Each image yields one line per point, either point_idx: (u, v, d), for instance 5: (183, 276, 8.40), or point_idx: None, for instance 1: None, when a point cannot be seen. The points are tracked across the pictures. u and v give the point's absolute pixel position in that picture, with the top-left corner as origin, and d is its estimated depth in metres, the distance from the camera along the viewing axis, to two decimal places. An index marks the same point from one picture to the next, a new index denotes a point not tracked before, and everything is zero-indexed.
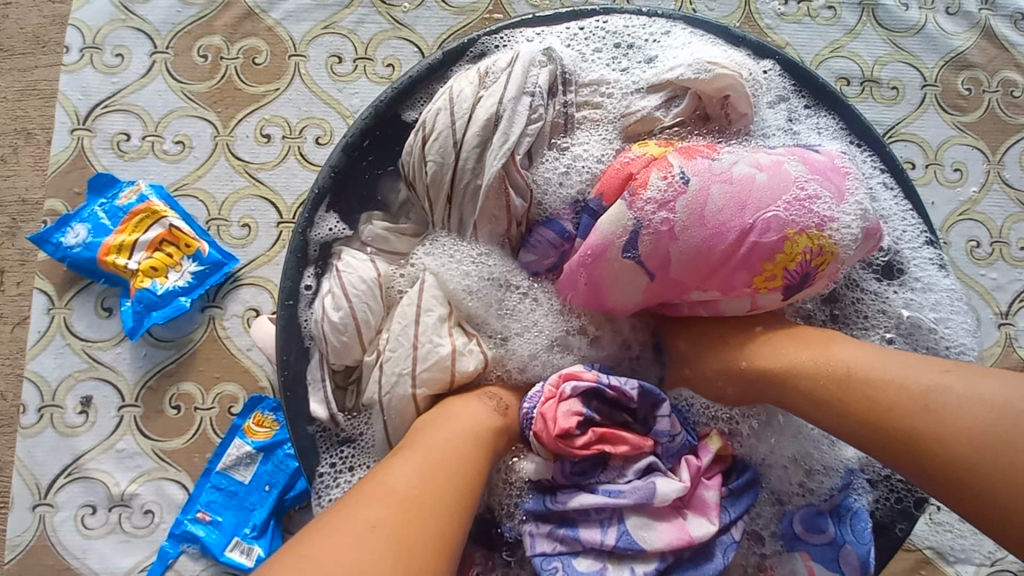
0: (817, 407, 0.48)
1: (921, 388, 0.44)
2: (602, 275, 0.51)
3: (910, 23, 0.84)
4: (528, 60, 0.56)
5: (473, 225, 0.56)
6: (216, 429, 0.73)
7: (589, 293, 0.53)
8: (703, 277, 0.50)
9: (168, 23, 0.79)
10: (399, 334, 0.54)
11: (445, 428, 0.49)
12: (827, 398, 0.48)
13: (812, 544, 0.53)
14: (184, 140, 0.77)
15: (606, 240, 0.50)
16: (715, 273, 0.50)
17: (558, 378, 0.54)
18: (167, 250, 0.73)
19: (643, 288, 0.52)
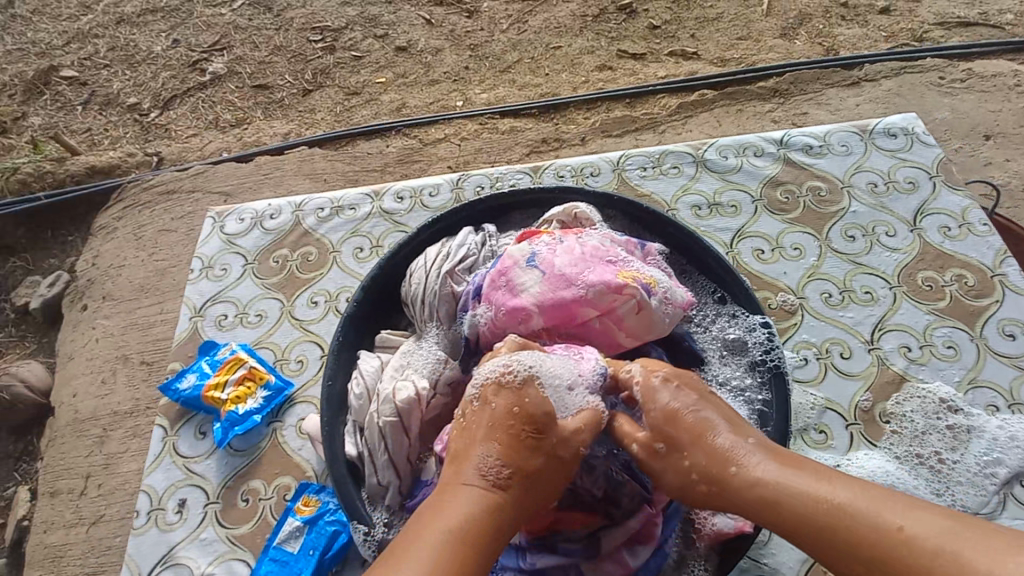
0: (816, 539, 0.58)
1: (928, 545, 0.53)
2: (511, 276, 0.83)
3: (732, 166, 1.26)
4: (468, 231, 0.97)
5: (437, 311, 0.90)
6: (273, 513, 0.95)
7: (503, 287, 0.83)
8: (574, 282, 0.81)
9: (255, 246, 1.26)
10: (393, 387, 0.82)
11: (449, 513, 0.61)
12: (821, 529, 0.58)
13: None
14: (262, 313, 1.16)
15: (515, 257, 0.85)
16: (583, 269, 0.81)
17: None
18: (248, 383, 1.05)
19: (539, 295, 0.81)
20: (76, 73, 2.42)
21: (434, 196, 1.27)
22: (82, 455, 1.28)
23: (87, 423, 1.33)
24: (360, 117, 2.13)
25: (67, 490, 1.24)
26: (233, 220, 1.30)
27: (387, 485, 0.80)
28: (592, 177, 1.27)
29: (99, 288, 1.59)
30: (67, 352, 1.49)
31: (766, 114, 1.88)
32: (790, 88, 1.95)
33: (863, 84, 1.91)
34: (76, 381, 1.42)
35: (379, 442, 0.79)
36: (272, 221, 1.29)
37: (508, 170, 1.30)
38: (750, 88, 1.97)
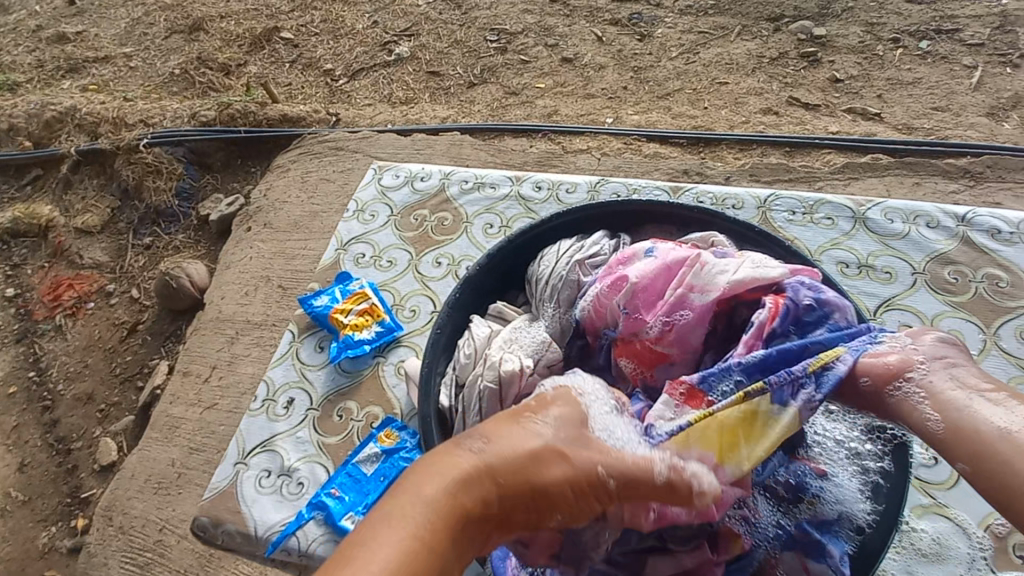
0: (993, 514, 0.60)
1: None
2: (620, 263, 0.89)
3: (896, 231, 1.15)
4: (603, 234, 1.01)
5: (558, 296, 0.94)
6: (359, 435, 1.05)
7: (612, 270, 0.89)
8: (682, 273, 0.82)
9: (402, 201, 1.39)
10: (500, 356, 0.87)
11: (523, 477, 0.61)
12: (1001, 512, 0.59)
13: (807, 545, 0.69)
14: (393, 260, 1.28)
15: (632, 249, 0.90)
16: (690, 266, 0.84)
17: None
18: (367, 316, 1.18)
19: (639, 272, 0.84)
20: (292, 36, 2.84)
21: (570, 193, 1.32)
22: (214, 349, 1.51)
23: (224, 322, 1.56)
24: (513, 115, 2.26)
25: (195, 373, 1.46)
26: (390, 176, 1.46)
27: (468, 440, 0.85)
28: (733, 209, 1.23)
29: (263, 216, 1.86)
30: (226, 262, 1.76)
31: (947, 194, 1.65)
32: (984, 172, 1.71)
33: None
34: (225, 287, 1.66)
35: (474, 403, 0.85)
36: (423, 183, 1.42)
37: (648, 183, 1.31)
38: (935, 162, 1.75)
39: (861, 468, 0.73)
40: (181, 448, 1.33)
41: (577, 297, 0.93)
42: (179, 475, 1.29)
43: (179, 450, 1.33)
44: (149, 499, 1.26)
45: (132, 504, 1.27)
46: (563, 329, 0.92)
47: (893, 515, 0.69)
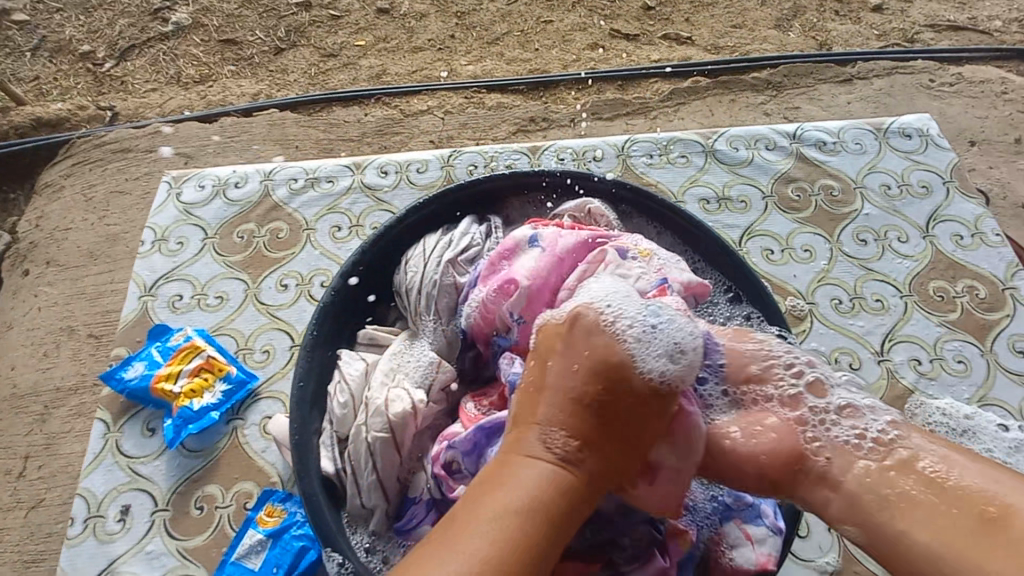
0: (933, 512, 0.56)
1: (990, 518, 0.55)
2: (504, 258, 0.78)
3: (742, 159, 1.19)
4: (470, 221, 0.88)
5: (437, 305, 0.81)
6: (233, 523, 0.85)
7: (496, 268, 0.78)
8: (578, 267, 0.74)
9: (217, 218, 1.12)
10: (384, 397, 0.72)
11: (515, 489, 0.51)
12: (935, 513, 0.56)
13: (741, 510, 0.70)
14: (223, 295, 1.03)
15: (515, 236, 0.80)
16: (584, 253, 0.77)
17: None
18: (205, 375, 0.93)
19: (530, 273, 0.74)
20: (26, 16, 2.15)
21: (422, 172, 1.16)
22: (20, 434, 1.11)
23: (26, 399, 1.15)
24: (337, 81, 1.96)
25: (2, 471, 1.07)
26: (192, 187, 1.16)
27: (371, 507, 0.71)
28: (594, 161, 1.18)
29: (43, 252, 1.41)
30: (5, 321, 1.31)
31: (757, 106, 1.78)
32: (782, 81, 1.86)
33: (856, 81, 1.84)
34: (14, 353, 1.23)
35: (366, 461, 0.70)
36: (238, 191, 1.15)
37: (503, 148, 1.20)
38: (745, 78, 1.87)
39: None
40: (14, 566, 0.97)
41: (458, 302, 0.82)
42: None
43: (8, 570, 0.97)
44: None
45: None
46: (450, 343, 0.80)
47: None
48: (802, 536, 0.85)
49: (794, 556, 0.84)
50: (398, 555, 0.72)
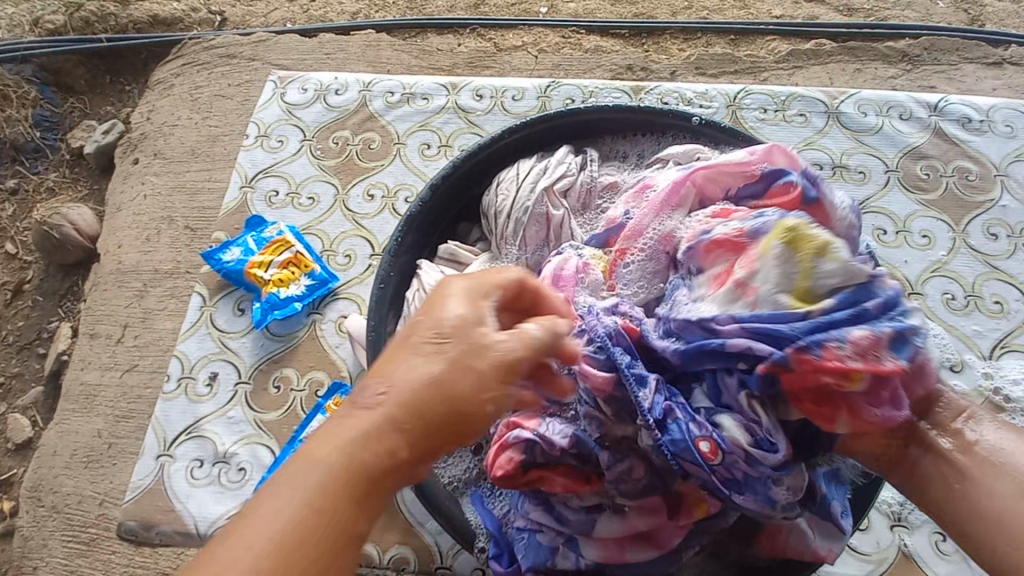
0: None
1: None
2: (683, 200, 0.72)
3: (870, 126, 1.07)
4: (566, 149, 0.84)
5: (524, 231, 0.78)
6: (303, 407, 0.91)
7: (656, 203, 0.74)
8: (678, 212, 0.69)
9: (316, 121, 1.15)
10: None
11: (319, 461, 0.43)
12: None
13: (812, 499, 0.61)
14: (315, 196, 1.07)
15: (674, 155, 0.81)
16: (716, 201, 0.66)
17: (505, 428, 0.62)
18: (291, 268, 0.98)
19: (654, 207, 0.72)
20: None
21: (517, 100, 1.13)
22: (122, 305, 1.22)
23: (128, 275, 1.26)
24: (435, 7, 1.91)
25: (105, 334, 1.19)
26: (295, 88, 1.19)
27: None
28: (701, 109, 1.10)
29: (151, 144, 1.50)
30: (115, 204, 1.42)
31: (887, 80, 1.57)
32: (920, 55, 1.62)
33: (1007, 65, 1.58)
34: (122, 233, 1.34)
35: None
36: (337, 97, 1.17)
37: (605, 85, 1.14)
38: (875, 45, 1.64)
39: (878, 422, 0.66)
40: (106, 418, 1.09)
41: (550, 235, 0.79)
42: (109, 446, 1.06)
43: (102, 420, 1.09)
44: (51, 476, 1.05)
45: (61, 482, 1.05)
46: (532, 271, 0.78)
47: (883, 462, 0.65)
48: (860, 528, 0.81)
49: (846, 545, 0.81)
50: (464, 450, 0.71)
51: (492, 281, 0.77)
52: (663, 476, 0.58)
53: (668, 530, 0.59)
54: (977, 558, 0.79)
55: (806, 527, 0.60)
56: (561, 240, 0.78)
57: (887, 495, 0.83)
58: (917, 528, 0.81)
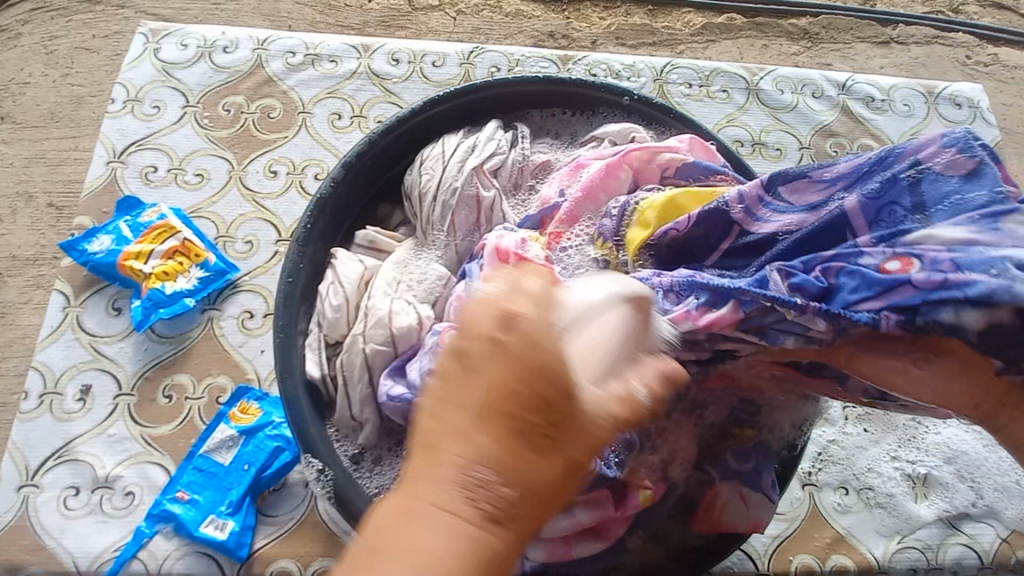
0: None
1: None
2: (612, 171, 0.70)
3: (786, 103, 1.10)
4: (495, 124, 0.77)
5: (452, 213, 0.71)
6: (203, 416, 0.80)
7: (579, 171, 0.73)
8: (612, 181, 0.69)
9: (200, 83, 0.99)
10: (387, 308, 0.63)
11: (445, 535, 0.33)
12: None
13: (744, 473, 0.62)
14: (203, 172, 0.92)
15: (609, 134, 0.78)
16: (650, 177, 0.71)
17: None
18: (178, 259, 0.85)
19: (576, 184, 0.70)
20: None
21: (438, 66, 1.04)
22: None
23: None
24: None
25: None
26: (172, 45, 1.02)
27: (363, 422, 0.64)
28: (629, 81, 1.07)
29: None
30: None
31: (791, 56, 1.59)
32: (819, 34, 1.65)
33: (892, 45, 1.62)
34: None
35: (361, 376, 0.63)
36: (226, 56, 1.01)
37: (532, 53, 1.07)
38: (781, 22, 1.65)
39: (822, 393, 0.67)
40: None
41: (481, 219, 0.71)
42: None
43: None
44: None
45: None
46: (461, 258, 0.72)
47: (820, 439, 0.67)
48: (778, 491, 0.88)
49: None
50: (393, 458, 0.65)
51: (418, 271, 0.68)
52: (608, 469, 0.55)
53: (614, 521, 0.58)
54: (872, 506, 0.89)
55: (739, 502, 0.61)
56: (494, 222, 0.71)
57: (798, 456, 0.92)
58: (824, 484, 0.90)
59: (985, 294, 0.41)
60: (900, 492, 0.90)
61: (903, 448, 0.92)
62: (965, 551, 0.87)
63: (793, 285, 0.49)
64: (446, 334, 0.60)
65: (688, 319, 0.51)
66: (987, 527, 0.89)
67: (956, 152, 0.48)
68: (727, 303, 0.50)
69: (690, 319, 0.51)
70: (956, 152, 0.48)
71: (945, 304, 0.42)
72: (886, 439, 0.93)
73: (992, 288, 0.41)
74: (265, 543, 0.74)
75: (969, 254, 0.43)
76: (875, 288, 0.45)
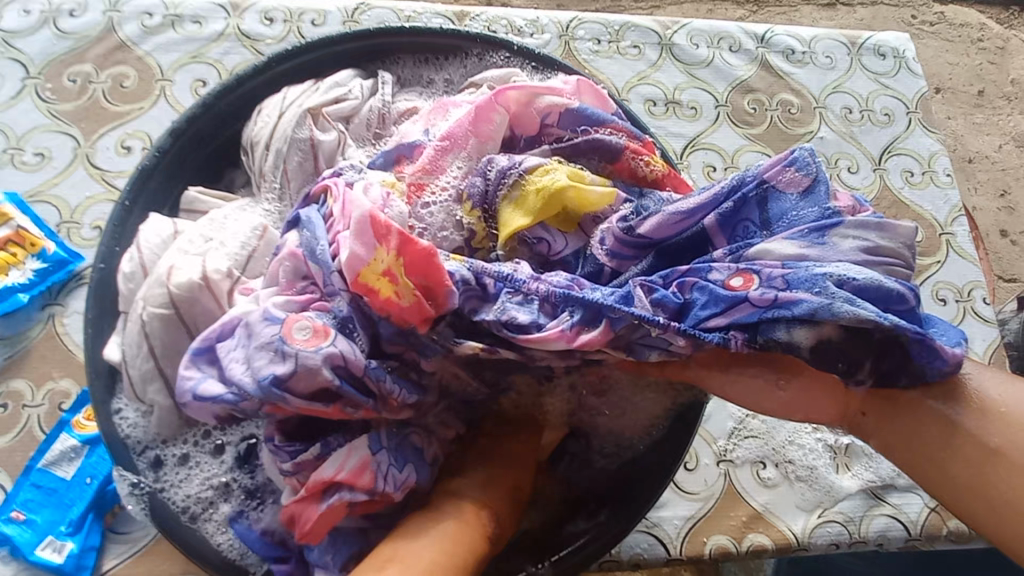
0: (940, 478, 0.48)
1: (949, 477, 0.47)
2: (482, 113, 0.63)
3: (701, 59, 1.03)
4: (353, 71, 0.70)
5: (286, 161, 0.64)
6: (42, 425, 0.71)
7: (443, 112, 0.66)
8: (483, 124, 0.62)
9: (43, 53, 0.87)
10: (169, 267, 0.57)
11: None
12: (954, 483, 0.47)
13: None
14: (44, 152, 0.82)
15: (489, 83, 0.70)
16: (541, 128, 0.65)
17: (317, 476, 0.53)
18: (10, 249, 0.75)
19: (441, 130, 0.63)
20: None
21: (317, 26, 0.94)
22: None
23: None
24: None
25: None
26: (11, 9, 0.89)
27: (152, 405, 0.58)
28: (532, 37, 0.99)
29: None
30: None
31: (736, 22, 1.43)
32: None
33: (838, 6, 1.50)
34: None
35: (137, 345, 0.56)
36: (73, 20, 0.89)
37: (424, 8, 0.98)
38: None
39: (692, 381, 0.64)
40: None
41: (318, 166, 0.64)
42: None
43: None
44: None
45: None
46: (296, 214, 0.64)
47: (686, 426, 0.64)
48: (689, 468, 0.83)
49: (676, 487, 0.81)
50: (206, 456, 0.60)
51: (228, 224, 0.61)
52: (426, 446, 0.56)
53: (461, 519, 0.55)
54: (794, 480, 0.83)
55: None
56: (334, 164, 0.63)
57: (714, 430, 0.85)
58: (741, 461, 0.84)
59: (809, 311, 0.46)
60: (822, 464, 0.84)
61: None
62: (889, 522, 0.82)
63: (655, 302, 0.50)
64: (295, 326, 0.51)
65: (561, 338, 0.50)
66: (914, 496, 0.84)
67: (799, 169, 0.54)
68: (601, 321, 0.51)
69: (563, 339, 0.50)
70: (793, 170, 0.54)
71: (778, 322, 0.47)
72: None
73: (814, 307, 0.46)
74: (115, 563, 0.66)
75: (798, 271, 0.48)
76: (722, 304, 0.49)
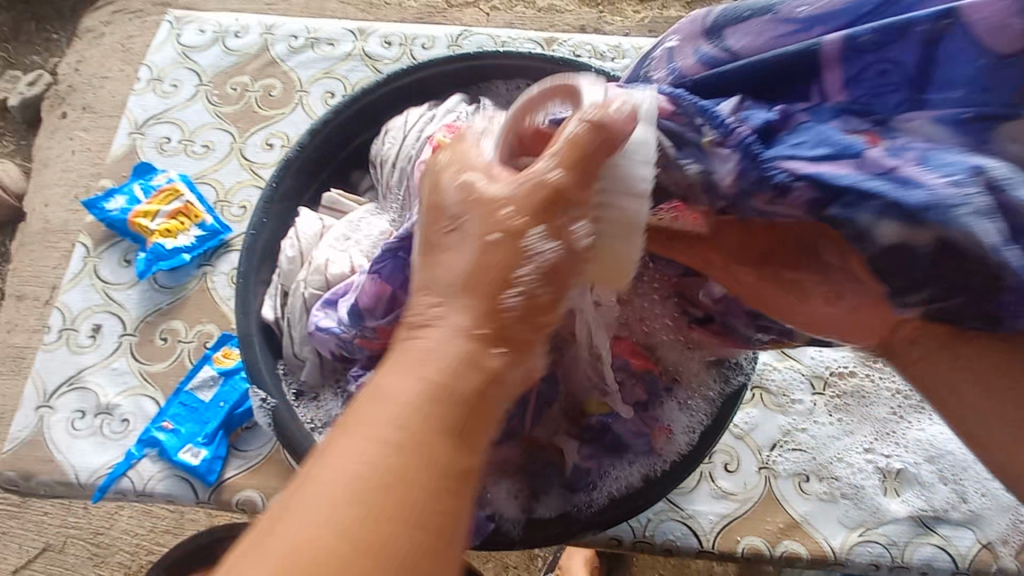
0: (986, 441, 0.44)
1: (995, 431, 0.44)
2: None
3: None
4: (460, 98, 0.82)
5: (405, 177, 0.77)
6: (190, 357, 0.89)
7: None
8: None
9: (212, 65, 1.09)
10: (325, 257, 0.71)
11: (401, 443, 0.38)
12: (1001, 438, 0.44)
13: None
14: (210, 144, 1.03)
15: None
16: None
17: None
18: (180, 219, 0.95)
19: None
20: None
21: (427, 49, 1.09)
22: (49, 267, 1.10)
23: (57, 234, 1.11)
24: None
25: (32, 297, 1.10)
26: (193, 30, 1.13)
27: (304, 359, 0.72)
28: (614, 61, 1.08)
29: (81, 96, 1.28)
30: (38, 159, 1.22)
31: None
32: None
33: None
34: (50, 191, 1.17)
35: (299, 317, 0.70)
36: (237, 40, 1.11)
37: (519, 35, 1.11)
38: None
39: (723, 379, 0.72)
40: None
41: None
42: None
43: None
44: None
45: None
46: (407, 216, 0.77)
47: (716, 432, 0.70)
48: (731, 470, 0.86)
49: (718, 488, 0.85)
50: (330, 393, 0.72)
51: (365, 227, 0.75)
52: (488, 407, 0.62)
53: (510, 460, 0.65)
54: (837, 496, 0.84)
55: None
56: None
57: (759, 438, 0.88)
58: (783, 472, 0.86)
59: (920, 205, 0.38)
60: (868, 485, 0.84)
61: (879, 441, 0.87)
62: (936, 553, 0.81)
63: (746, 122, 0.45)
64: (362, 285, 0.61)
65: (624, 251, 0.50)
66: (968, 532, 0.82)
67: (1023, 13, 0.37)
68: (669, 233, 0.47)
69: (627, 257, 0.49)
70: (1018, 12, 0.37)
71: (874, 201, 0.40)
72: (858, 430, 0.88)
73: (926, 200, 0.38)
74: (233, 474, 0.82)
75: (932, 155, 0.39)
76: (827, 148, 0.42)
